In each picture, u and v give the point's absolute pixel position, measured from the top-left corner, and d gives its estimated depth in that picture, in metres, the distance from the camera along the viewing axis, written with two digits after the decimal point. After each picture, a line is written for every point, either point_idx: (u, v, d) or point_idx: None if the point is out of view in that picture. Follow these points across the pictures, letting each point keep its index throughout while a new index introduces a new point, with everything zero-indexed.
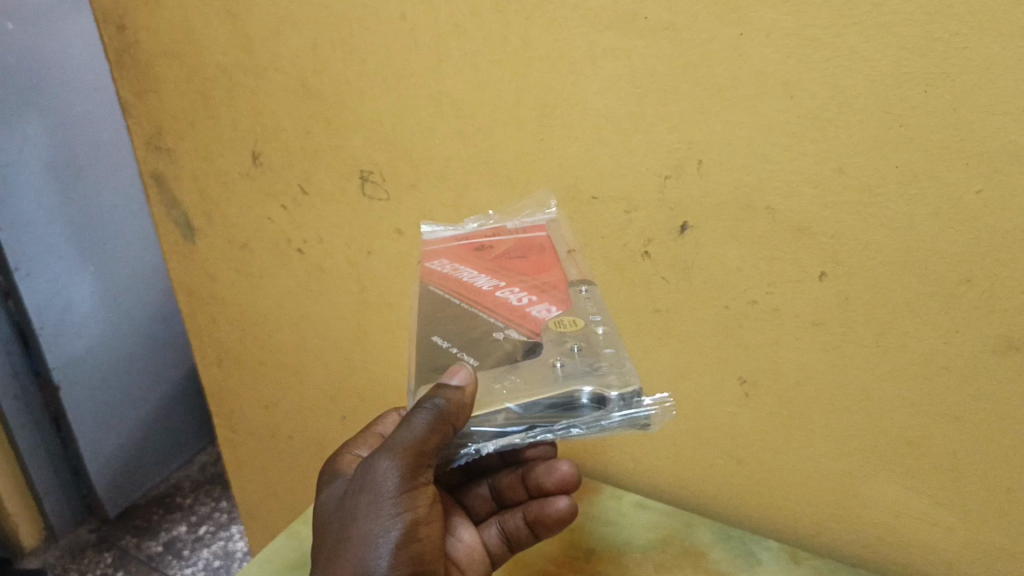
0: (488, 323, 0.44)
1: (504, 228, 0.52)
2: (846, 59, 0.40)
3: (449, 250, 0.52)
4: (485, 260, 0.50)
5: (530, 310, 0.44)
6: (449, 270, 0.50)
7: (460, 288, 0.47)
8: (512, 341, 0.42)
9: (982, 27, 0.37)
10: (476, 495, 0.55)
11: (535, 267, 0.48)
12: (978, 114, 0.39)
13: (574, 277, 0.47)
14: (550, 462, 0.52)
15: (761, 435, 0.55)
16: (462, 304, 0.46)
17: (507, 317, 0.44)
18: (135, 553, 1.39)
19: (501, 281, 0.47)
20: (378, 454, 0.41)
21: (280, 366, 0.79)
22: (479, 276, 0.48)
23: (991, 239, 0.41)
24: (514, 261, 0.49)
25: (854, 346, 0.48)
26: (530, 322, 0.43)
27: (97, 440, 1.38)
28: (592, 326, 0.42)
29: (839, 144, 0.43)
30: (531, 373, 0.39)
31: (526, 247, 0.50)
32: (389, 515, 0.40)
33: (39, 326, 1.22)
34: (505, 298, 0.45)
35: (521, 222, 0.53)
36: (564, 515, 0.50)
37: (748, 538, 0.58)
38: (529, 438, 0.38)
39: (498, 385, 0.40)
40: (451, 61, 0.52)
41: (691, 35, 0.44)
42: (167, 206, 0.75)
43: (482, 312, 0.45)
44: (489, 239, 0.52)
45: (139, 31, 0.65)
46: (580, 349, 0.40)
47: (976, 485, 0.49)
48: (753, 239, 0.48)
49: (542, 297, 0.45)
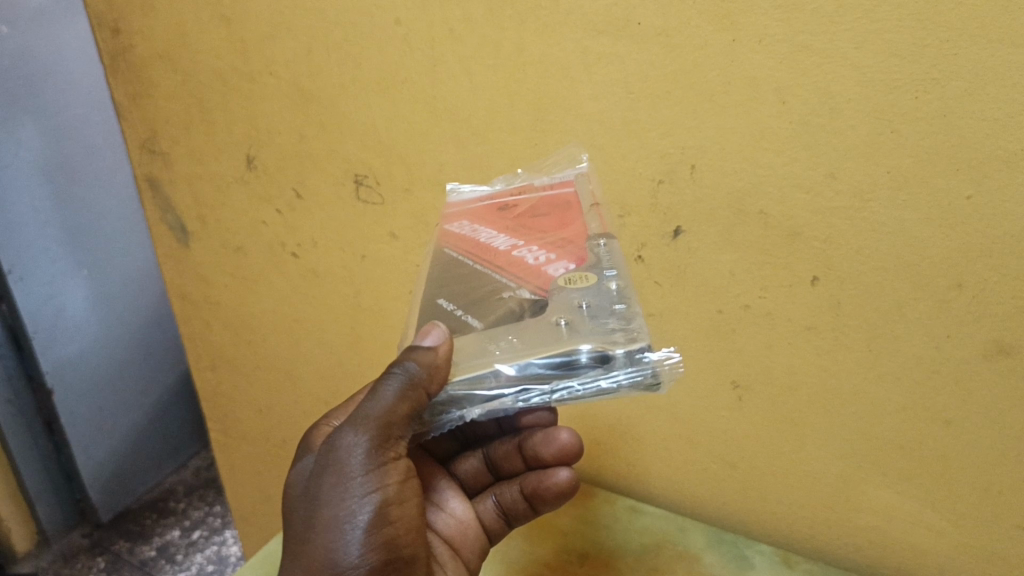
0: (498, 283, 0.43)
1: (530, 186, 0.51)
2: (838, 65, 0.41)
3: (469, 213, 0.50)
4: (507, 219, 0.49)
5: (546, 268, 0.43)
6: (469, 231, 0.48)
7: (476, 249, 0.46)
8: (519, 301, 0.41)
9: (971, 34, 0.37)
10: (468, 466, 0.56)
11: (558, 223, 0.47)
12: (968, 121, 0.39)
13: (595, 230, 0.46)
14: (549, 431, 0.52)
15: (755, 440, 0.55)
16: (474, 265, 0.45)
17: (519, 276, 0.43)
18: (128, 558, 1.39)
19: (519, 240, 0.46)
20: (345, 428, 0.41)
21: (274, 369, 0.79)
22: (497, 237, 0.47)
23: (982, 245, 0.42)
24: (537, 219, 0.48)
25: (846, 351, 0.48)
26: (542, 279, 0.42)
27: (90, 444, 1.38)
28: (605, 281, 0.41)
29: (831, 149, 0.43)
30: (532, 332, 0.39)
31: (551, 207, 0.48)
32: (358, 492, 0.40)
33: (33, 330, 1.21)
34: (521, 257, 0.44)
35: (550, 178, 0.51)
36: (565, 486, 0.51)
37: (742, 542, 0.59)
38: (520, 402, 0.37)
39: (493, 346, 0.39)
40: (445, 66, 0.52)
41: (685, 41, 0.44)
42: (161, 209, 0.75)
43: (495, 272, 0.44)
44: (513, 197, 0.50)
45: (135, 36, 0.65)
46: (587, 307, 0.39)
47: (968, 488, 0.49)
48: (746, 245, 0.48)
49: (560, 255, 0.44)
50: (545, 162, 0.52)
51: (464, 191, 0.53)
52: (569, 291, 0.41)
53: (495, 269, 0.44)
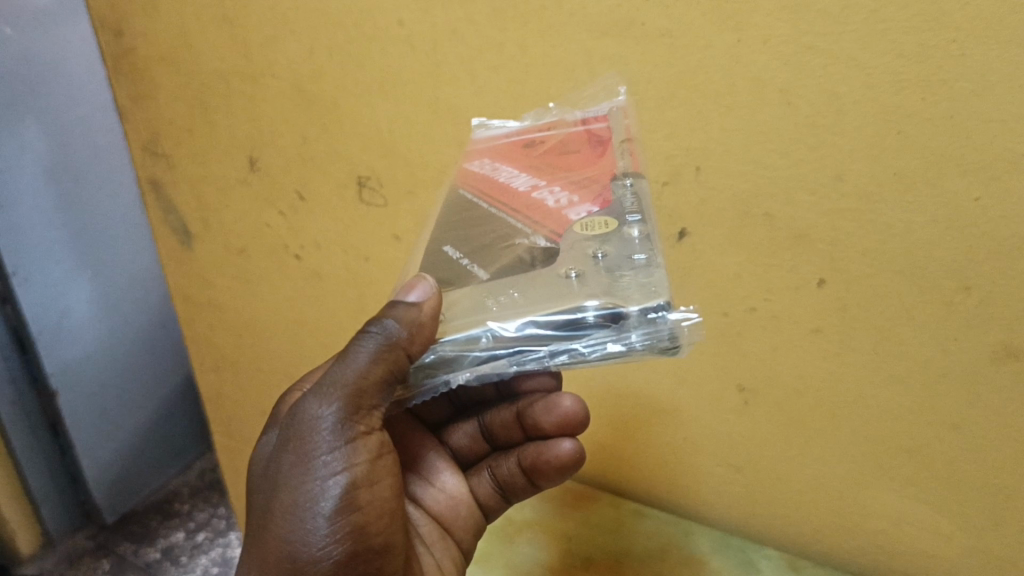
0: (513, 228, 0.43)
1: (561, 121, 0.48)
2: (844, 67, 0.40)
3: (494, 149, 0.49)
4: (531, 157, 0.47)
5: (566, 212, 0.43)
6: (490, 170, 0.48)
7: (494, 191, 0.46)
8: (529, 248, 0.41)
9: (979, 36, 0.37)
10: (463, 433, 0.56)
11: (584, 161, 0.45)
12: (976, 123, 0.39)
13: (622, 170, 0.44)
14: (550, 399, 0.51)
15: (760, 442, 0.55)
16: (490, 207, 0.45)
17: (536, 221, 0.43)
18: (133, 561, 1.39)
19: (541, 180, 0.46)
20: (312, 399, 0.40)
21: (277, 371, 0.79)
22: (518, 176, 0.46)
23: (990, 247, 0.41)
24: (563, 157, 0.46)
25: (853, 354, 0.48)
26: (559, 225, 0.42)
27: (94, 446, 1.38)
28: (626, 228, 0.40)
29: (836, 152, 0.43)
30: (541, 285, 0.39)
31: (579, 143, 0.46)
32: (325, 469, 0.39)
33: (37, 332, 1.22)
34: (541, 199, 0.44)
35: (583, 113, 0.47)
36: (567, 458, 0.50)
37: (748, 546, 0.58)
38: (515, 365, 0.37)
39: (492, 301, 0.39)
40: (448, 67, 0.52)
41: (689, 42, 0.44)
42: (164, 211, 0.75)
43: (510, 216, 0.44)
44: (542, 133, 0.48)
45: (137, 37, 0.65)
46: (602, 258, 0.39)
47: (976, 492, 0.48)
48: (752, 249, 0.48)
49: (583, 199, 0.43)
50: (581, 96, 0.48)
51: (492, 126, 0.51)
52: (585, 237, 0.40)
53: (510, 213, 0.44)
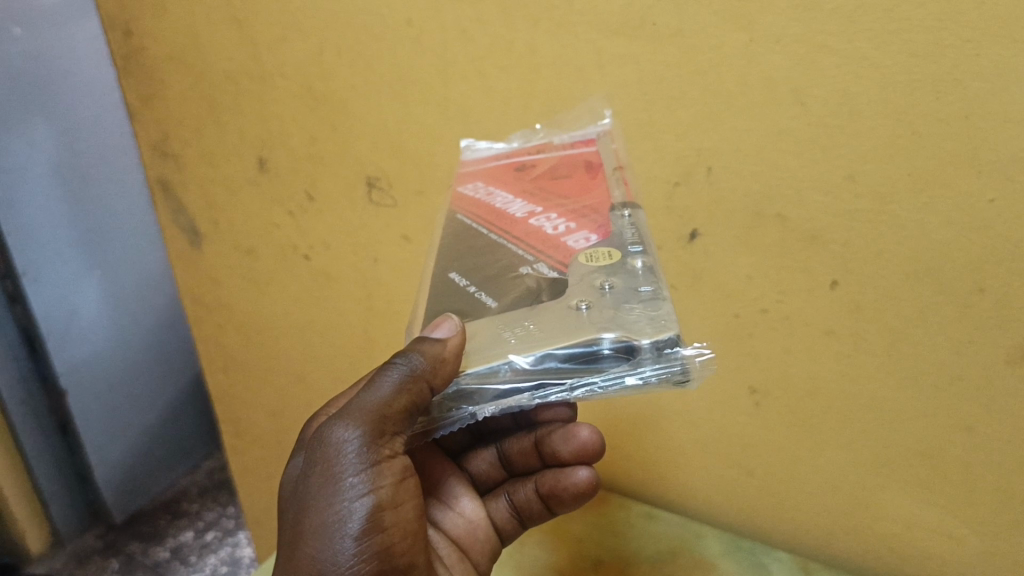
0: (516, 256, 0.44)
1: (550, 144, 0.51)
2: (857, 66, 0.40)
3: (487, 172, 0.52)
4: (525, 180, 0.50)
5: (565, 239, 0.44)
6: (484, 194, 0.50)
7: (491, 216, 0.48)
8: (536, 277, 0.42)
9: (994, 34, 0.36)
10: (482, 460, 0.56)
11: (579, 188, 0.48)
12: (991, 122, 0.38)
13: (619, 199, 0.45)
14: (568, 428, 0.52)
15: (772, 445, 0.54)
16: (490, 233, 0.47)
17: (538, 249, 0.44)
18: (142, 559, 1.40)
19: (537, 206, 0.47)
20: (337, 424, 0.40)
21: (286, 372, 0.79)
22: (514, 202, 0.48)
23: (1005, 248, 0.41)
24: (557, 182, 0.49)
25: (867, 356, 0.48)
26: (562, 253, 0.43)
27: (104, 445, 1.39)
28: (629, 259, 0.41)
29: (850, 152, 0.42)
30: (553, 318, 0.38)
31: (569, 168, 0.49)
32: (351, 493, 0.40)
33: (47, 332, 1.22)
34: (539, 226, 0.46)
35: (569, 136, 0.50)
36: (584, 486, 0.51)
37: (759, 549, 0.58)
38: (536, 398, 0.36)
39: (509, 333, 0.39)
40: (458, 68, 0.52)
41: (700, 42, 0.43)
42: (173, 212, 0.75)
43: (512, 243, 0.45)
44: (532, 156, 0.51)
45: (146, 38, 0.65)
46: (610, 289, 0.39)
47: (990, 496, 0.48)
48: (764, 250, 0.47)
49: (580, 225, 0.45)
50: (566, 119, 0.50)
51: (479, 148, 0.54)
52: (592, 268, 0.41)
53: (511, 240, 0.46)
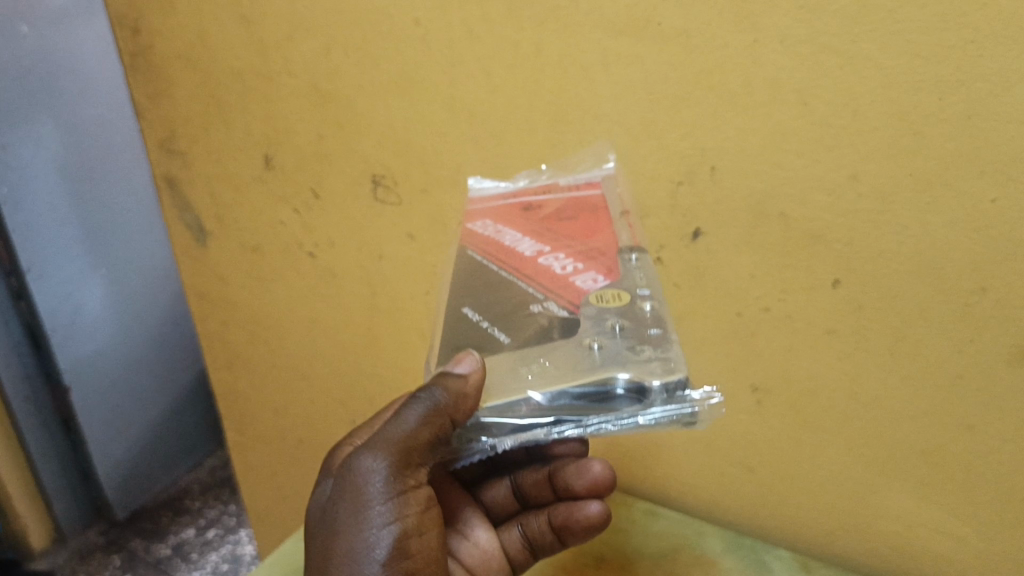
0: (527, 294, 0.45)
1: (556, 185, 0.52)
2: (859, 66, 0.40)
3: (494, 210, 0.53)
4: (531, 221, 0.50)
5: (574, 278, 0.45)
6: (493, 231, 0.51)
7: (499, 252, 0.49)
8: (548, 316, 0.43)
9: (996, 35, 0.37)
10: (496, 492, 0.57)
11: (584, 231, 0.49)
12: (993, 123, 0.39)
13: (626, 243, 0.47)
14: (582, 463, 0.52)
15: (773, 443, 0.55)
16: (500, 270, 0.47)
17: (549, 288, 0.45)
18: (143, 556, 1.40)
19: (545, 244, 0.48)
20: (363, 454, 0.41)
21: (290, 369, 0.80)
22: (523, 240, 0.49)
23: (1008, 247, 0.41)
24: (563, 221, 0.50)
25: (868, 354, 0.48)
26: (572, 294, 0.44)
27: (106, 443, 1.39)
28: (638, 301, 0.43)
29: (852, 151, 0.42)
30: (566, 355, 0.40)
31: (576, 210, 0.50)
32: (378, 521, 0.41)
33: (51, 329, 1.23)
34: (548, 265, 0.46)
35: (574, 179, 0.52)
36: (595, 520, 0.51)
37: (760, 547, 0.58)
38: (552, 434, 0.37)
39: (525, 369, 0.40)
40: (464, 67, 0.52)
41: (704, 42, 0.44)
42: (179, 209, 0.75)
43: (522, 281, 0.46)
44: (538, 197, 0.52)
45: (155, 36, 0.66)
46: (621, 329, 0.40)
47: (991, 495, 0.48)
48: (766, 248, 0.48)
49: (588, 265, 0.46)
50: (570, 160, 0.52)
51: (484, 185, 0.55)
52: (602, 309, 0.42)
53: (522, 277, 0.46)
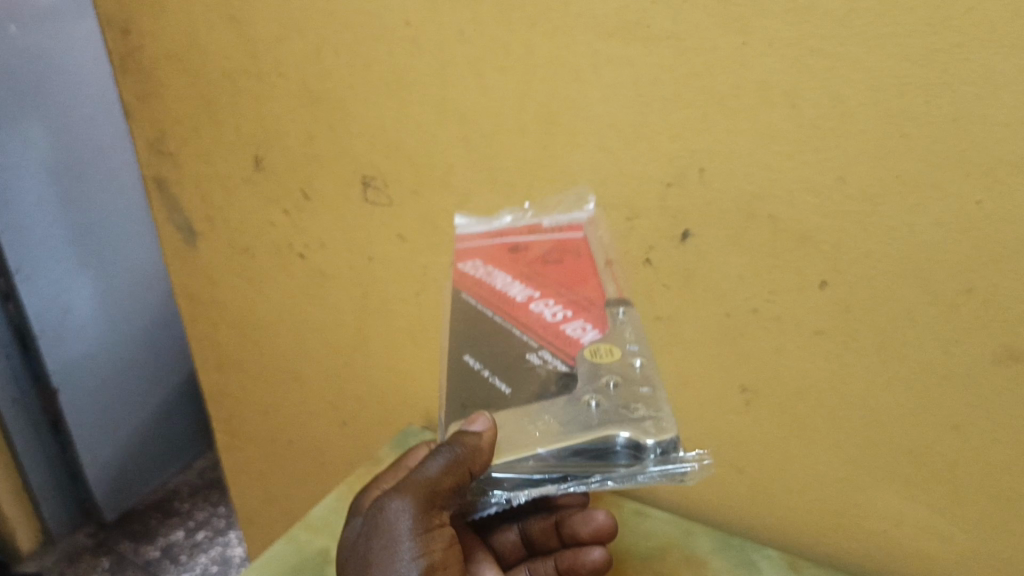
0: (523, 343, 0.49)
1: (540, 225, 0.53)
2: (847, 68, 0.41)
3: (483, 250, 0.53)
4: (520, 264, 0.52)
5: (565, 327, 0.48)
6: (483, 274, 0.52)
7: (494, 297, 0.50)
8: (547, 367, 0.47)
9: (984, 38, 0.37)
10: (506, 539, 0.61)
11: (572, 277, 0.51)
12: (980, 126, 0.39)
13: (612, 295, 0.50)
14: (587, 512, 0.57)
15: (762, 443, 0.55)
16: (496, 317, 0.50)
17: (542, 336, 0.48)
18: (133, 558, 1.39)
19: (535, 290, 0.50)
20: (392, 496, 0.45)
21: (280, 370, 0.79)
22: (513, 284, 0.51)
23: (994, 249, 0.41)
24: (549, 265, 0.51)
25: (856, 354, 0.48)
26: (567, 345, 0.47)
27: (95, 444, 1.39)
28: (628, 357, 0.47)
29: (840, 152, 0.43)
30: (568, 413, 0.44)
31: (560, 253, 0.52)
32: (406, 556, 0.44)
33: (39, 330, 1.23)
34: (540, 313, 0.49)
35: (556, 220, 0.53)
36: (599, 564, 0.56)
37: (748, 546, 0.58)
38: (563, 487, 0.42)
39: (533, 425, 0.45)
40: (455, 68, 0.53)
41: (694, 45, 0.44)
42: (169, 210, 0.75)
43: (517, 329, 0.49)
44: (525, 238, 0.53)
45: (144, 36, 0.66)
46: (614, 386, 0.45)
47: (976, 494, 0.49)
48: (756, 249, 0.48)
49: (577, 314, 0.49)
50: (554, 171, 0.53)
51: (473, 224, 0.56)
52: (594, 364, 0.46)
53: (517, 326, 0.49)
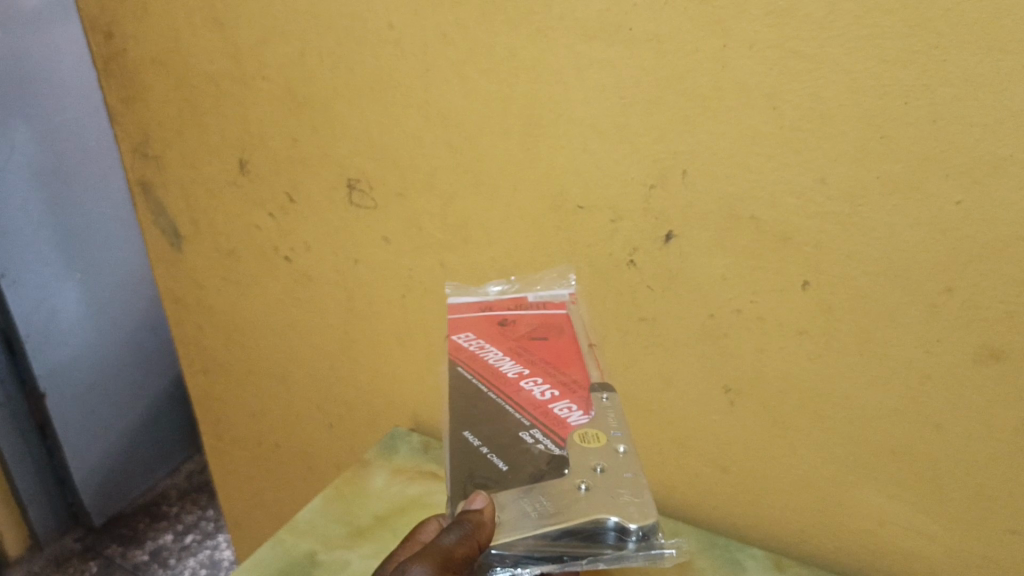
0: (516, 421, 0.46)
1: (525, 300, 0.53)
2: (827, 69, 0.41)
3: (473, 322, 0.52)
4: (509, 338, 0.50)
5: (552, 406, 0.46)
6: (475, 347, 0.50)
7: (485, 372, 0.48)
8: (541, 448, 0.44)
9: (963, 39, 0.38)
10: None
11: (557, 356, 0.49)
12: (959, 126, 0.39)
13: (596, 380, 0.48)
14: None
15: (747, 443, 0.55)
16: (490, 393, 0.47)
17: (532, 414, 0.46)
18: (121, 562, 1.38)
19: (525, 366, 0.48)
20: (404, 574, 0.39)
21: (267, 374, 0.79)
22: (503, 359, 0.49)
23: (972, 249, 0.42)
24: (536, 342, 0.50)
25: (838, 354, 0.48)
26: (558, 425, 0.45)
27: (84, 448, 1.39)
28: (614, 442, 0.43)
29: (821, 153, 0.43)
30: (557, 496, 0.40)
31: (545, 330, 0.51)
32: None
33: (26, 334, 1.24)
34: (529, 391, 0.47)
35: (541, 295, 0.53)
36: None
37: (734, 546, 0.59)
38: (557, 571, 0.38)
39: (527, 507, 0.40)
40: (439, 71, 0.52)
41: (675, 47, 0.44)
42: (154, 213, 0.75)
43: (508, 406, 0.46)
44: (512, 312, 0.52)
45: (128, 39, 0.65)
46: (602, 471, 0.41)
47: (957, 493, 0.49)
48: (738, 250, 0.48)
49: (564, 394, 0.47)
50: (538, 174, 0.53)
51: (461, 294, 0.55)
52: (581, 450, 0.43)
53: (510, 403, 0.46)
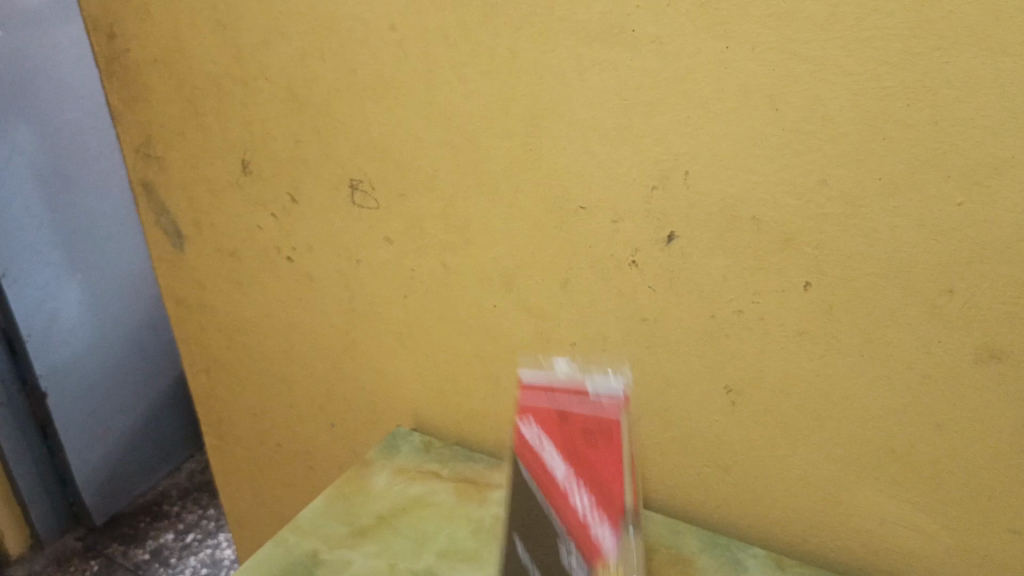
0: (555, 534, 0.41)
1: (580, 390, 0.41)
2: (827, 71, 0.41)
3: (535, 408, 0.42)
4: (569, 439, 0.40)
5: (591, 530, 0.39)
6: (536, 444, 0.42)
7: (541, 479, 0.42)
8: (572, 564, 0.40)
9: (962, 41, 0.38)
10: None
11: (601, 475, 0.39)
12: (959, 127, 0.40)
13: (629, 508, 0.39)
14: None
15: (748, 443, 0.55)
16: (541, 496, 0.42)
17: (572, 537, 0.40)
18: (122, 562, 1.38)
19: (573, 487, 0.40)
20: None
21: (268, 374, 0.79)
22: (557, 467, 0.41)
23: (974, 250, 0.42)
24: (588, 453, 0.39)
25: (839, 354, 0.49)
26: (595, 555, 0.39)
27: (85, 448, 1.40)
28: (638, 551, 0.39)
29: (822, 155, 0.43)
30: None
31: (597, 433, 0.39)
32: None
33: (27, 333, 1.25)
34: (575, 508, 0.40)
35: (595, 388, 0.40)
36: None
37: (735, 545, 0.58)
38: None
39: None
40: (441, 72, 0.53)
41: (676, 49, 0.45)
42: (156, 213, 0.75)
43: (552, 519, 0.41)
44: (569, 399, 0.41)
45: (131, 41, 0.66)
46: None
47: (958, 493, 0.49)
48: (739, 250, 0.48)
49: (609, 527, 0.39)
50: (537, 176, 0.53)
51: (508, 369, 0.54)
52: None
53: (555, 517, 0.41)
